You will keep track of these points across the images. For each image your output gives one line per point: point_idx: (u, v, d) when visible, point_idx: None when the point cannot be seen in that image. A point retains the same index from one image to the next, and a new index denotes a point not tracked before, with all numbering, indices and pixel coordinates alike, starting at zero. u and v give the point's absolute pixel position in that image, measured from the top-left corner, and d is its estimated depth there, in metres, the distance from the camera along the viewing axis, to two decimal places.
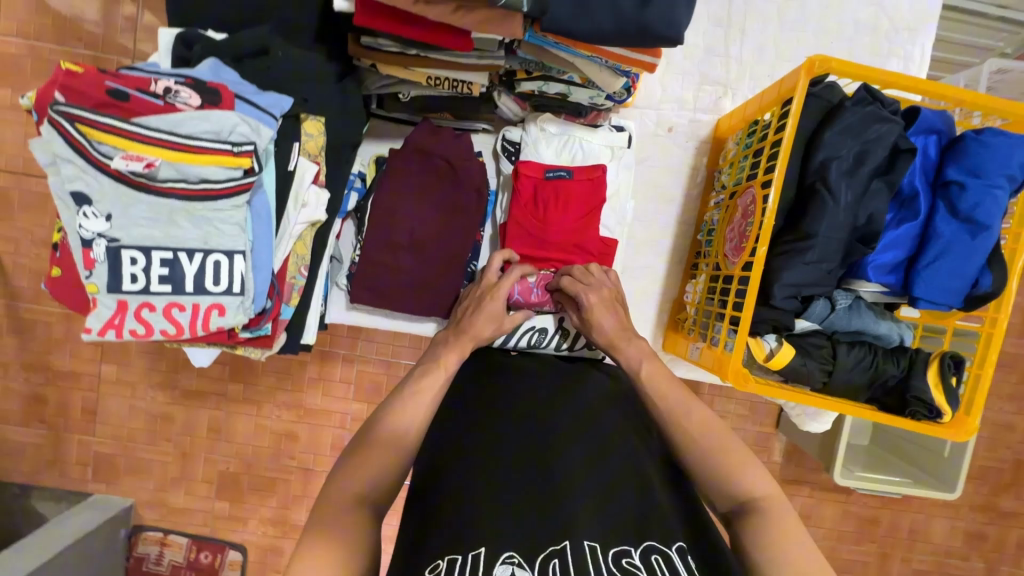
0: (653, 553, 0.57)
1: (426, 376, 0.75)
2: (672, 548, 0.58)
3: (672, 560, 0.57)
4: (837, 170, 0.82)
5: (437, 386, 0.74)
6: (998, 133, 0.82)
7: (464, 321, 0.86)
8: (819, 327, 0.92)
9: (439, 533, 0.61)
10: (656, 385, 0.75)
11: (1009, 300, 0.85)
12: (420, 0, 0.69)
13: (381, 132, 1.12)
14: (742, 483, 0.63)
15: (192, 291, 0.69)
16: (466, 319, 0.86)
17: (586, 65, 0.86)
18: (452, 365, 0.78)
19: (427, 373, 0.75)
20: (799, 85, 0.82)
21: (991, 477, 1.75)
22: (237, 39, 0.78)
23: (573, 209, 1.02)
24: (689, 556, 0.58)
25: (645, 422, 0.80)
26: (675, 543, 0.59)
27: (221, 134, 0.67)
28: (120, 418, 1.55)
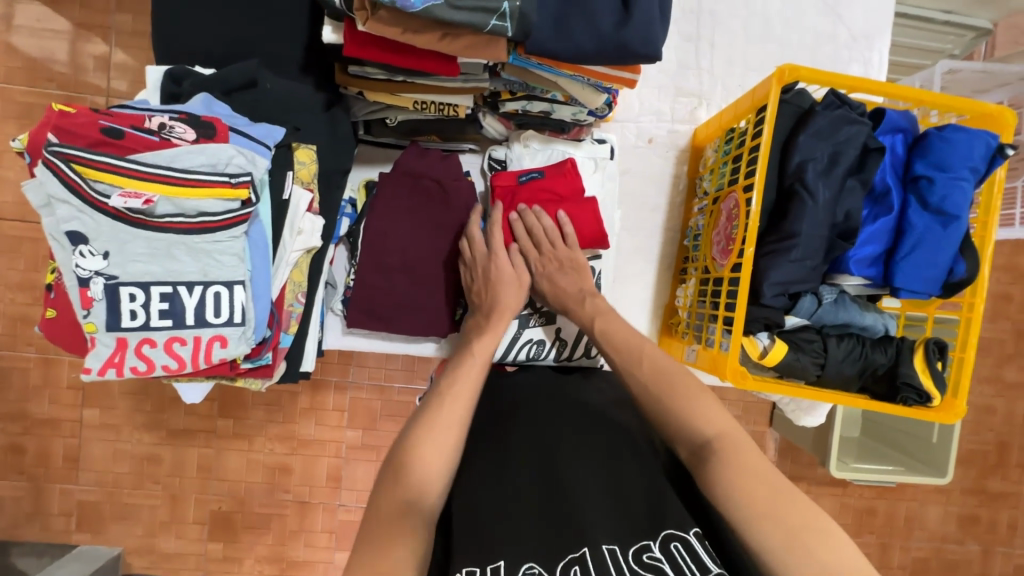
0: (673, 541, 0.60)
1: (461, 373, 0.80)
2: (690, 534, 0.60)
3: (694, 546, 0.59)
4: (813, 171, 0.86)
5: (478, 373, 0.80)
6: (958, 128, 0.87)
7: (489, 300, 0.95)
8: (808, 322, 0.95)
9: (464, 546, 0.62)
10: (646, 367, 0.77)
11: (984, 285, 0.90)
12: (408, 30, 0.71)
13: (370, 158, 1.12)
14: (700, 423, 0.69)
15: (193, 324, 0.68)
16: (489, 297, 0.95)
17: (569, 83, 0.89)
18: (483, 357, 0.84)
19: (461, 369, 0.80)
20: (772, 93, 0.86)
21: (976, 460, 1.81)
22: (225, 74, 0.80)
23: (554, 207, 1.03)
24: (706, 540, 0.61)
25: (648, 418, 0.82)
26: (693, 527, 0.61)
27: (218, 166, 0.68)
28: (105, 464, 1.51)
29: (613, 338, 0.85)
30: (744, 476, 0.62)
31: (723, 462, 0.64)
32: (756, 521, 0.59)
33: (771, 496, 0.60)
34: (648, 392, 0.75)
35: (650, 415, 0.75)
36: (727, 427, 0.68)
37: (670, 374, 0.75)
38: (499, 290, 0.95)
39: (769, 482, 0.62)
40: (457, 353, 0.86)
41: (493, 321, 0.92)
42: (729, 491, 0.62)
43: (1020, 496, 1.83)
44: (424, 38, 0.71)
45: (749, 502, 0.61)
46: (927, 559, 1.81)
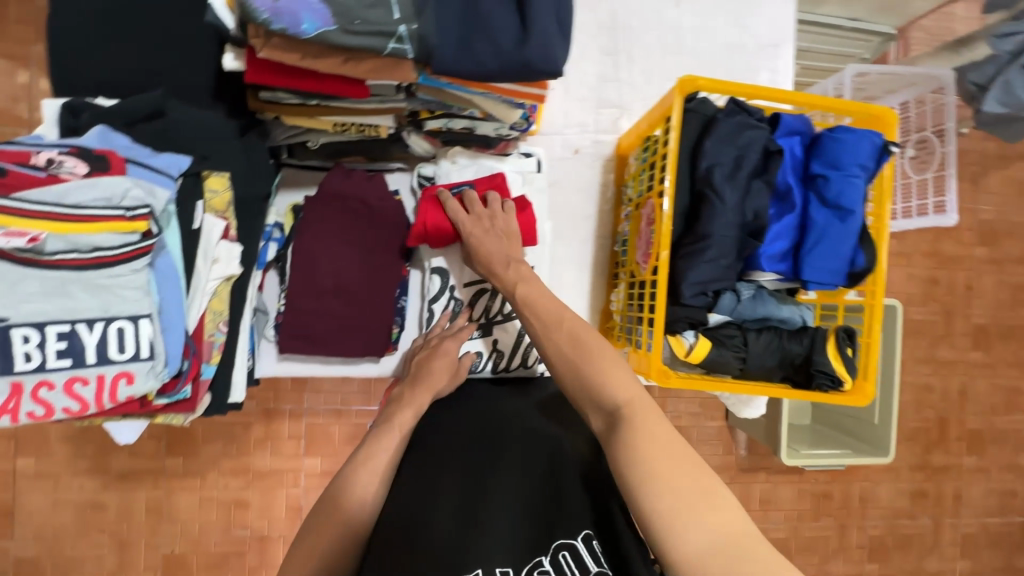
0: (562, 549, 0.64)
1: (382, 440, 0.79)
2: (577, 538, 0.65)
3: (580, 553, 0.64)
4: (720, 175, 0.91)
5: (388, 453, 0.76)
6: (849, 129, 0.93)
7: (420, 373, 0.91)
8: (729, 319, 1.00)
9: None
10: (566, 336, 0.76)
11: (882, 273, 0.96)
12: (307, 55, 0.71)
13: (297, 181, 1.12)
14: (611, 391, 0.69)
15: (95, 362, 0.66)
16: (422, 371, 0.91)
17: (484, 100, 0.91)
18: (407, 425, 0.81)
19: (382, 437, 0.79)
20: (675, 104, 0.91)
21: (919, 437, 1.90)
22: (128, 104, 0.78)
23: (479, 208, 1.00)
24: (594, 540, 0.65)
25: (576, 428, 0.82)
26: (581, 531, 0.66)
27: (112, 199, 0.66)
28: (43, 516, 1.42)
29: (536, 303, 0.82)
30: (646, 444, 0.63)
31: (630, 432, 0.64)
32: (653, 488, 0.60)
33: (670, 467, 0.61)
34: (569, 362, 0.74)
35: (566, 386, 0.75)
36: (634, 397, 0.68)
37: (587, 344, 0.74)
38: (435, 365, 0.92)
39: (669, 450, 0.63)
40: (380, 422, 0.82)
41: (417, 393, 0.86)
42: (631, 456, 0.63)
43: (963, 468, 1.93)
44: (327, 62, 0.72)
45: (648, 471, 0.61)
46: (883, 536, 1.89)
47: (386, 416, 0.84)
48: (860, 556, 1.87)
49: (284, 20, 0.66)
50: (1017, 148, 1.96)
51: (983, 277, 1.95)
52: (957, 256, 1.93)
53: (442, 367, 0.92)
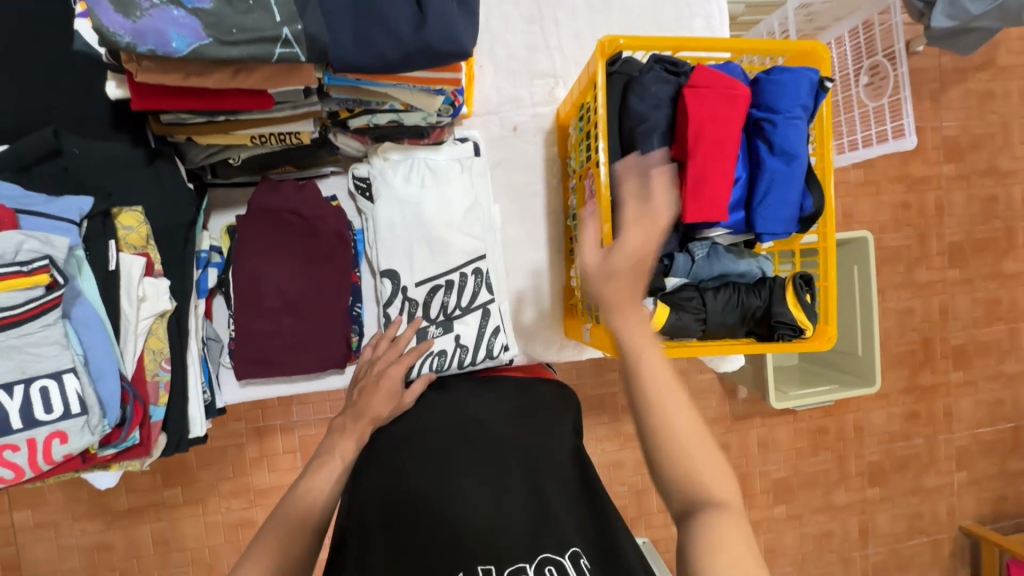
0: (547, 563, 0.64)
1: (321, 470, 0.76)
2: (566, 556, 0.64)
3: (564, 566, 0.63)
4: (654, 136, 0.87)
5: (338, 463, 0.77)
6: (784, 69, 0.88)
7: (360, 402, 0.84)
8: (687, 280, 0.97)
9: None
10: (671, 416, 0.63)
11: (833, 214, 0.94)
12: (190, 73, 0.67)
13: (226, 201, 1.06)
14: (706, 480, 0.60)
15: (22, 427, 0.64)
16: (362, 400, 0.84)
17: (397, 91, 0.87)
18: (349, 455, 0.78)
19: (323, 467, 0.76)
20: (598, 68, 0.86)
21: (907, 361, 1.93)
22: (20, 146, 0.74)
23: (722, 140, 0.85)
24: (583, 557, 0.64)
25: (543, 417, 0.84)
26: (569, 548, 0.65)
27: (5, 256, 0.62)
28: (51, 563, 1.42)
29: (645, 369, 0.64)
30: (731, 540, 0.56)
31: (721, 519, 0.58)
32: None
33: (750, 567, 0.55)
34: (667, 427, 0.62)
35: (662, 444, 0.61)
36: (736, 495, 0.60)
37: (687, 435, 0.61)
38: (375, 394, 0.85)
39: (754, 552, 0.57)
40: (318, 452, 0.79)
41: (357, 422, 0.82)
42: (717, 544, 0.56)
43: (951, 384, 1.97)
44: (214, 78, 0.68)
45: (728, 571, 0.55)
46: (881, 461, 1.93)
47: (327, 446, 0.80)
48: (861, 483, 1.92)
49: (149, 41, 0.62)
50: (974, 59, 1.93)
51: (953, 194, 1.94)
52: (925, 177, 1.92)
53: (383, 393, 0.84)
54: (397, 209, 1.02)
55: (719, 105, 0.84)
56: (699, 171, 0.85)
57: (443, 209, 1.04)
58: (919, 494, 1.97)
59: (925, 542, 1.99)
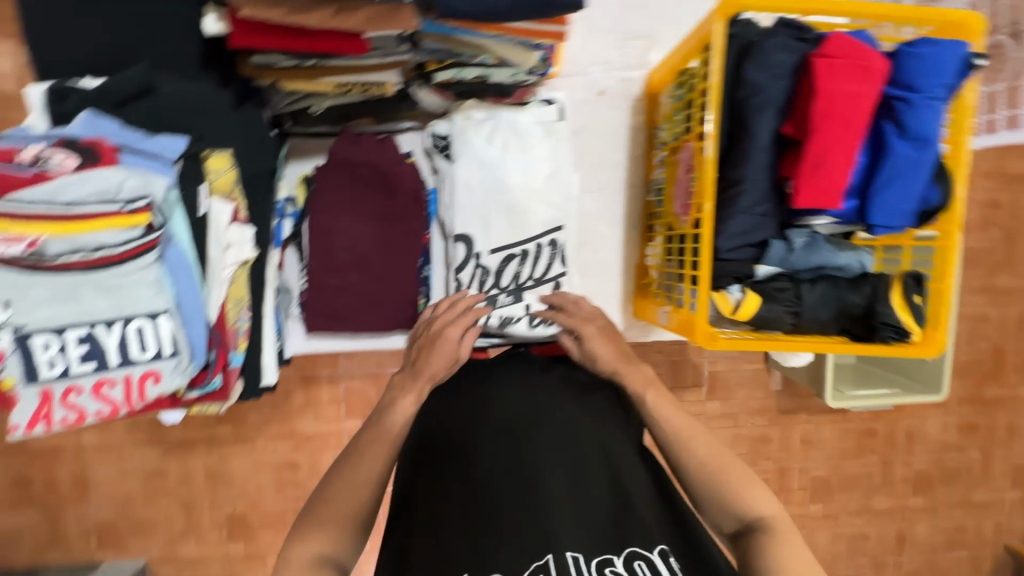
0: (637, 558, 0.58)
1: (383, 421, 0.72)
2: (655, 552, 0.58)
3: (656, 565, 0.57)
4: (763, 110, 0.80)
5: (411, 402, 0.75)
6: (929, 42, 0.79)
7: (419, 362, 0.81)
8: (780, 269, 0.91)
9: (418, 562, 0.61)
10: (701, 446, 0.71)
11: (959, 210, 0.85)
12: (294, 11, 0.64)
13: (305, 150, 1.05)
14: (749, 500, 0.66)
15: (119, 363, 0.64)
16: (421, 360, 0.81)
17: (495, 44, 0.82)
18: (408, 408, 0.74)
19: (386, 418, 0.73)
20: (716, 29, 0.79)
21: (975, 371, 1.70)
22: (113, 84, 0.72)
23: (850, 119, 0.76)
24: (673, 556, 0.59)
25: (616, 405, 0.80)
26: (658, 544, 0.59)
27: (108, 193, 0.62)
28: (112, 483, 1.49)
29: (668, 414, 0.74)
30: (792, 558, 0.61)
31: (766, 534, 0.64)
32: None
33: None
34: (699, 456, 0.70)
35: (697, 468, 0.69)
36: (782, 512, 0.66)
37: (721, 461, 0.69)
38: (433, 355, 0.81)
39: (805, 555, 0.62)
40: (379, 403, 0.75)
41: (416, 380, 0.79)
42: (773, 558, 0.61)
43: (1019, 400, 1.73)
44: (316, 17, 0.65)
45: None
46: (929, 472, 1.72)
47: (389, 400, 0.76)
48: (905, 491, 1.72)
49: None
50: None
51: None
52: None
53: (441, 356, 0.81)
54: (476, 170, 0.98)
55: (849, 78, 0.76)
56: (818, 149, 0.77)
57: (523, 176, 0.99)
58: (965, 508, 1.75)
59: (964, 557, 1.77)
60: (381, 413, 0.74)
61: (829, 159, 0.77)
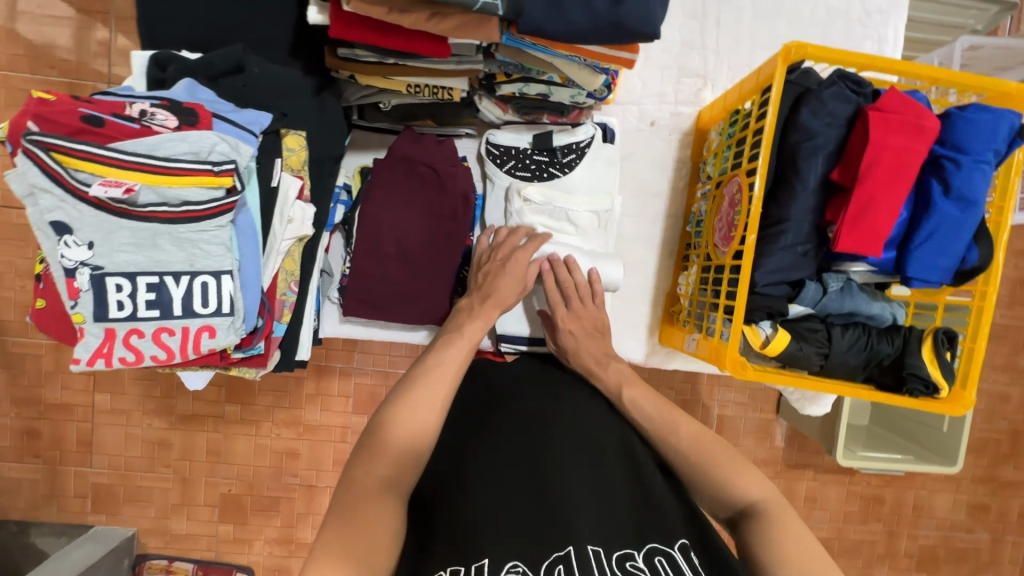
0: (657, 554, 0.59)
1: (452, 349, 0.77)
2: (674, 548, 0.60)
3: (676, 560, 0.58)
4: (813, 154, 0.84)
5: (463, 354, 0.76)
6: (981, 108, 0.81)
7: (487, 287, 0.89)
8: (812, 311, 0.92)
9: (440, 547, 0.60)
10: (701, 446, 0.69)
11: (997, 273, 0.86)
12: (394, 10, 0.69)
13: (364, 143, 1.11)
14: (737, 490, 0.66)
15: (181, 314, 0.68)
16: (489, 285, 0.89)
17: (566, 64, 0.86)
18: (474, 339, 0.80)
19: (452, 346, 0.77)
20: (777, 73, 0.82)
21: (990, 449, 1.65)
22: (212, 57, 0.78)
23: (897, 174, 0.79)
24: (692, 554, 0.60)
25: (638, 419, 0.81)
26: (677, 541, 0.60)
27: (200, 154, 0.67)
28: (116, 448, 1.50)
29: (644, 408, 0.75)
30: (781, 539, 0.60)
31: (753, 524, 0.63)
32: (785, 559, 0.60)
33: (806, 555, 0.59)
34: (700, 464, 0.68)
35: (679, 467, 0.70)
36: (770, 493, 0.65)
37: (706, 448, 0.69)
38: (504, 279, 0.89)
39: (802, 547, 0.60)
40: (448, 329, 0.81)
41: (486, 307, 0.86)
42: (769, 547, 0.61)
43: None
44: (412, 18, 0.70)
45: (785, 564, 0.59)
46: (935, 547, 1.67)
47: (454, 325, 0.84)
48: (907, 565, 1.67)
49: None
50: None
51: None
52: None
53: (512, 279, 0.89)
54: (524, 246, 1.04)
55: (905, 132, 0.79)
56: (865, 197, 0.80)
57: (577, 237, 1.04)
58: None
59: None
60: (443, 348, 0.77)
61: (873, 209, 0.80)
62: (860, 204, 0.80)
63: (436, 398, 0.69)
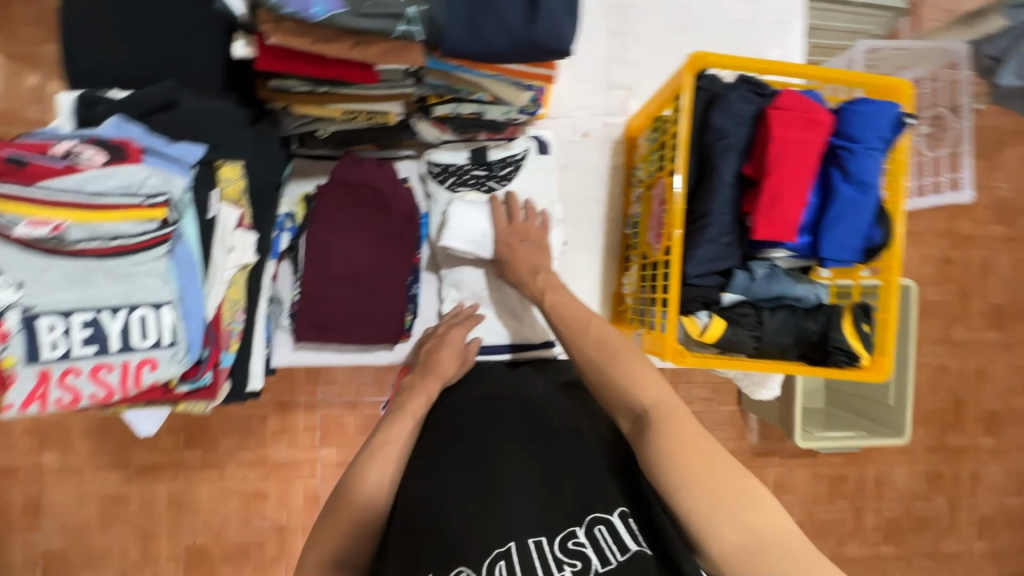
0: (598, 524, 0.62)
1: (395, 428, 0.80)
2: (614, 514, 0.62)
3: (615, 527, 0.61)
4: (725, 151, 0.91)
5: (405, 438, 0.78)
6: (867, 102, 0.90)
7: (430, 362, 0.92)
8: (744, 297, 0.98)
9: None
10: (609, 347, 0.76)
11: (899, 248, 0.95)
12: (318, 40, 0.72)
13: (307, 171, 1.13)
14: (640, 394, 0.69)
15: (120, 348, 0.67)
16: (432, 361, 0.92)
17: (492, 83, 0.91)
18: (418, 412, 0.83)
19: (396, 425, 0.80)
20: (686, 81, 0.89)
21: (936, 418, 1.76)
22: (142, 95, 0.79)
23: (799, 168, 0.87)
24: (631, 518, 0.63)
25: (580, 398, 0.85)
26: (619, 508, 0.63)
27: (132, 188, 0.68)
28: (68, 508, 1.42)
29: (565, 314, 0.84)
30: (676, 440, 0.62)
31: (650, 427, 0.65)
32: (669, 454, 0.61)
33: (691, 453, 0.61)
34: (603, 370, 0.74)
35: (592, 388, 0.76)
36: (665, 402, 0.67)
37: (612, 346, 0.75)
38: (443, 356, 0.93)
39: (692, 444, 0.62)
40: (391, 409, 0.84)
41: (427, 381, 0.88)
42: (664, 449, 0.62)
43: (979, 449, 1.78)
44: (336, 47, 0.73)
45: (672, 461, 0.61)
46: (899, 519, 1.75)
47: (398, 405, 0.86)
48: (875, 539, 1.74)
49: (294, 4, 0.66)
50: None
51: (1001, 256, 1.79)
52: (974, 235, 1.77)
53: (451, 354, 0.93)
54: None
55: (802, 128, 0.86)
56: (774, 189, 0.87)
57: None
58: (934, 559, 1.78)
59: None
60: (390, 423, 0.82)
61: (782, 201, 0.87)
62: (770, 196, 0.87)
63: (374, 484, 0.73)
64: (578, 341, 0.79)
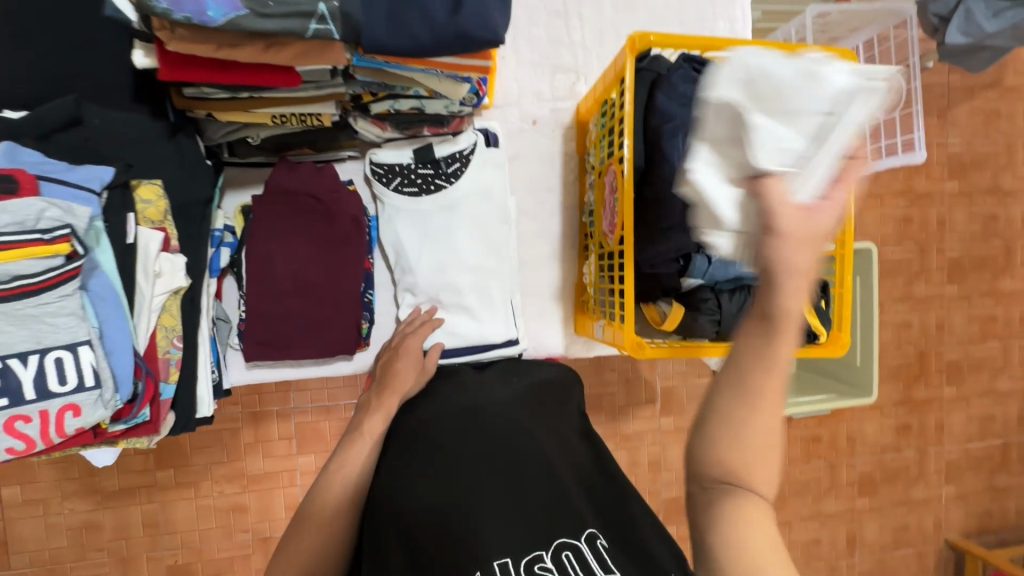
0: (565, 549, 0.61)
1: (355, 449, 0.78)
2: (582, 540, 0.62)
3: (583, 554, 0.61)
4: (671, 135, 0.89)
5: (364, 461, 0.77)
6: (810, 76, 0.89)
7: (387, 378, 0.89)
8: (703, 282, 0.95)
9: None
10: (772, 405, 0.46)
11: (852, 221, 0.94)
12: (224, 45, 0.67)
13: (240, 180, 1.06)
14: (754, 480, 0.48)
15: (35, 397, 0.63)
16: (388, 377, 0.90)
17: (426, 77, 0.86)
18: (376, 431, 0.80)
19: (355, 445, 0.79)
20: (628, 64, 0.86)
21: (902, 374, 1.81)
22: (38, 114, 0.72)
23: None
24: (599, 541, 0.63)
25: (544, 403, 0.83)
26: (586, 532, 0.63)
27: (26, 223, 0.62)
28: (37, 541, 1.36)
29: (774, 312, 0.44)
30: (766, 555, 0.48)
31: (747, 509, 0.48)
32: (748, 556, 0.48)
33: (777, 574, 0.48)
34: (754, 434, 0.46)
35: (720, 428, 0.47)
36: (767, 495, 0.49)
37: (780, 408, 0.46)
38: (399, 370, 0.91)
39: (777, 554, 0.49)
40: (349, 430, 0.82)
41: (385, 398, 0.85)
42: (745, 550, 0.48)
43: (943, 399, 1.84)
44: (246, 51, 0.68)
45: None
46: (872, 472, 1.81)
47: (356, 425, 0.83)
48: (851, 493, 1.80)
49: (186, 8, 0.62)
50: (983, 77, 1.83)
51: (956, 210, 1.83)
52: (930, 192, 1.80)
53: (411, 369, 0.91)
54: (417, 231, 1.06)
55: None
56: None
57: (464, 240, 1.06)
58: (906, 506, 1.85)
59: (910, 554, 1.86)
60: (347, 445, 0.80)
61: None
62: None
63: (334, 506, 0.72)
64: (758, 378, 0.45)
